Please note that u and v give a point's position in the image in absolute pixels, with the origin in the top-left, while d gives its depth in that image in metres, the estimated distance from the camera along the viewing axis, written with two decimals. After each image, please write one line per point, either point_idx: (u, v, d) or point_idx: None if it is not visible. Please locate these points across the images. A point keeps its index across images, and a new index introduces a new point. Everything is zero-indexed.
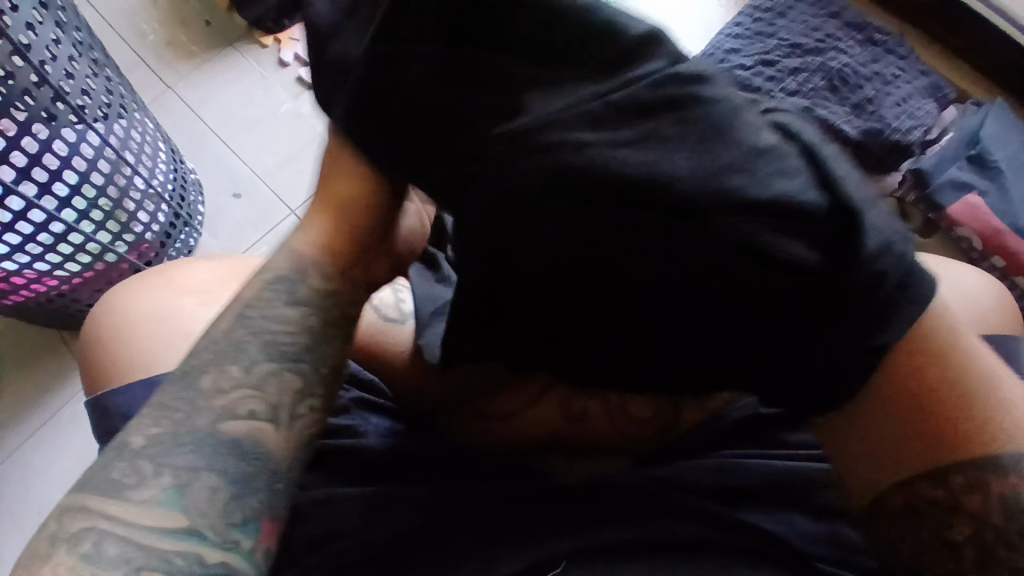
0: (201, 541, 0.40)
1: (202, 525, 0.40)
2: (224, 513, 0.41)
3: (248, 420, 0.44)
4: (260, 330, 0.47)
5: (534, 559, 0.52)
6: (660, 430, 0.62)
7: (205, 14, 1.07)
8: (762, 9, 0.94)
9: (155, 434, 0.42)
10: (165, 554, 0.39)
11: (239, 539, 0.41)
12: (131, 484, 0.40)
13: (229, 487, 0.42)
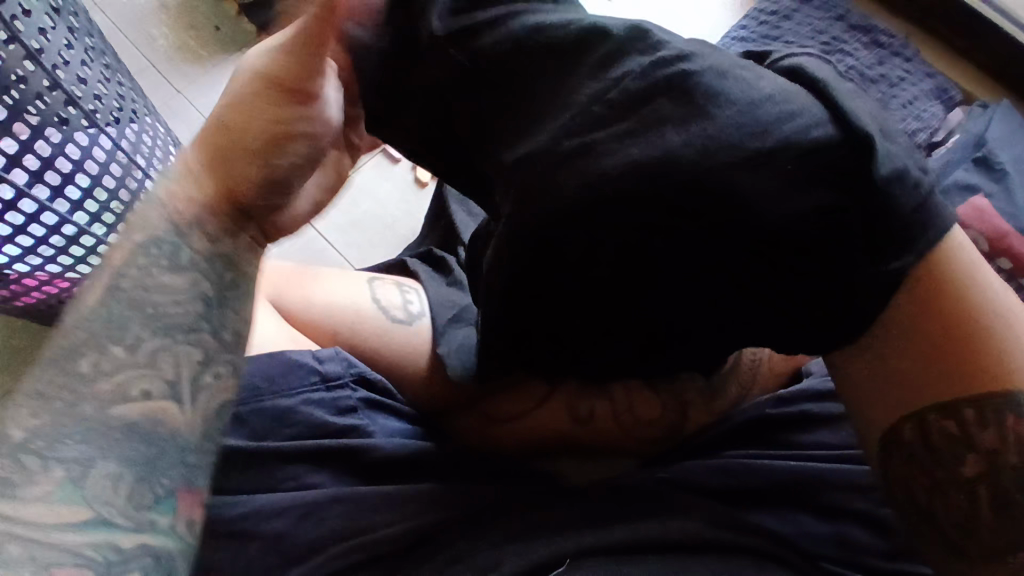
0: (116, 529, 0.42)
1: (119, 510, 0.42)
2: (144, 500, 0.43)
3: (142, 401, 0.45)
4: (145, 307, 0.47)
5: (539, 559, 0.51)
6: (667, 431, 0.65)
7: (214, 19, 1.09)
8: (767, 13, 0.94)
9: (37, 426, 0.42)
10: (74, 546, 0.41)
11: (158, 518, 0.43)
12: (21, 481, 0.41)
13: (142, 470, 0.44)
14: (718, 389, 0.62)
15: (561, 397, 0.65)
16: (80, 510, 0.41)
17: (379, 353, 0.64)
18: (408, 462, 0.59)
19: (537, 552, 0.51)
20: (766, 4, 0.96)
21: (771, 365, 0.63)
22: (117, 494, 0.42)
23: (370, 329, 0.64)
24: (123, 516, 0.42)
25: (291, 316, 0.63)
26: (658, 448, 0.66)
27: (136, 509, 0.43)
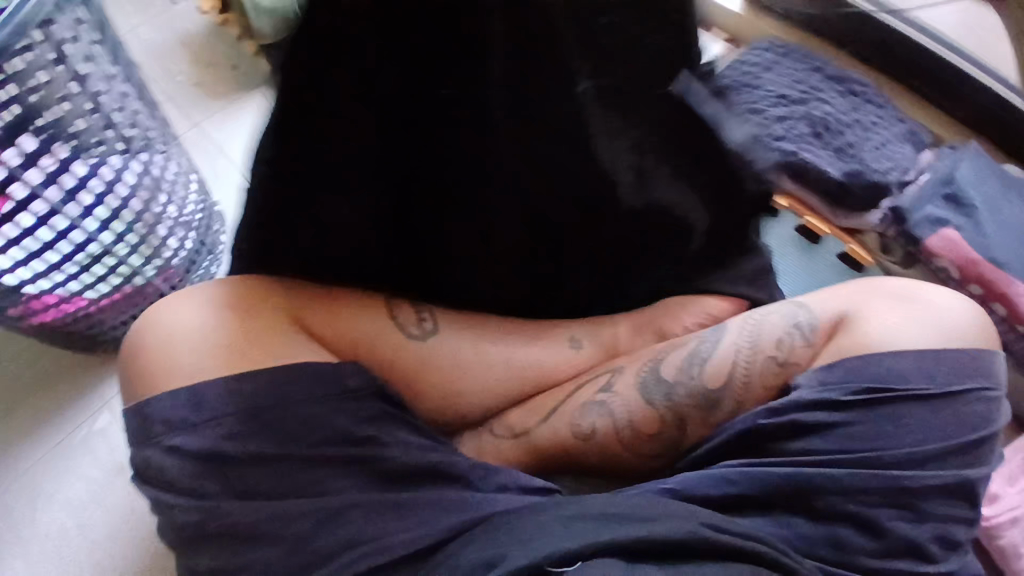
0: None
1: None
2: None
3: None
4: None
5: (546, 554, 0.53)
6: (666, 444, 0.68)
7: (231, 58, 1.18)
8: (751, 63, 1.03)
9: None
10: None
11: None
12: None
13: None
14: (713, 403, 0.66)
15: (565, 411, 0.70)
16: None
17: (396, 364, 0.68)
18: (422, 469, 0.61)
19: (547, 548, 0.54)
20: (749, 54, 1.04)
21: (762, 379, 0.65)
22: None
23: (390, 345, 0.67)
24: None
25: (307, 328, 0.66)
26: (658, 462, 0.69)
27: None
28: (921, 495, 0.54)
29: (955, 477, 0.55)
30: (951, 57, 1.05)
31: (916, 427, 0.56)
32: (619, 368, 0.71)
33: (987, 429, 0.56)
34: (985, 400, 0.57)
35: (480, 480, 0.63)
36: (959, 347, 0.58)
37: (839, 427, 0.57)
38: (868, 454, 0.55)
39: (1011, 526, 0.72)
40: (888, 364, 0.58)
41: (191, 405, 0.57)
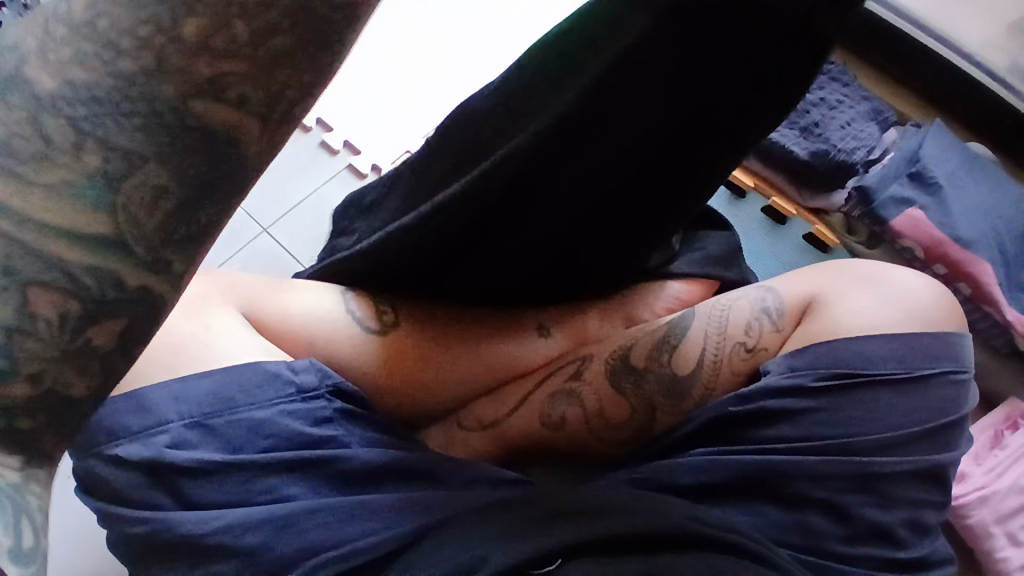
0: (129, 234, 0.28)
1: (130, 217, 0.28)
2: (161, 210, 0.28)
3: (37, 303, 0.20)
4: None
5: (519, 555, 0.51)
6: (636, 432, 0.67)
7: None
8: None
9: None
10: None
11: (152, 258, 0.29)
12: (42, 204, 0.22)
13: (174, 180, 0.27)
14: (683, 390, 0.65)
15: (534, 400, 0.68)
16: (61, 177, 0.27)
17: (358, 361, 0.65)
18: (386, 468, 0.59)
19: (525, 549, 0.52)
20: None
21: (731, 365, 0.64)
22: (60, 157, 0.26)
23: (349, 342, 0.65)
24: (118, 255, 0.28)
25: (255, 323, 0.63)
26: (627, 450, 0.68)
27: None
28: (889, 480, 0.54)
29: (924, 462, 0.54)
30: (924, 39, 1.05)
31: (884, 412, 0.55)
32: (590, 356, 0.68)
33: (955, 412, 0.56)
34: (953, 383, 0.57)
35: (447, 477, 0.61)
36: (927, 329, 0.58)
37: (808, 413, 0.56)
38: (836, 439, 0.55)
39: (980, 504, 0.73)
40: (856, 347, 0.57)
41: (132, 411, 0.52)
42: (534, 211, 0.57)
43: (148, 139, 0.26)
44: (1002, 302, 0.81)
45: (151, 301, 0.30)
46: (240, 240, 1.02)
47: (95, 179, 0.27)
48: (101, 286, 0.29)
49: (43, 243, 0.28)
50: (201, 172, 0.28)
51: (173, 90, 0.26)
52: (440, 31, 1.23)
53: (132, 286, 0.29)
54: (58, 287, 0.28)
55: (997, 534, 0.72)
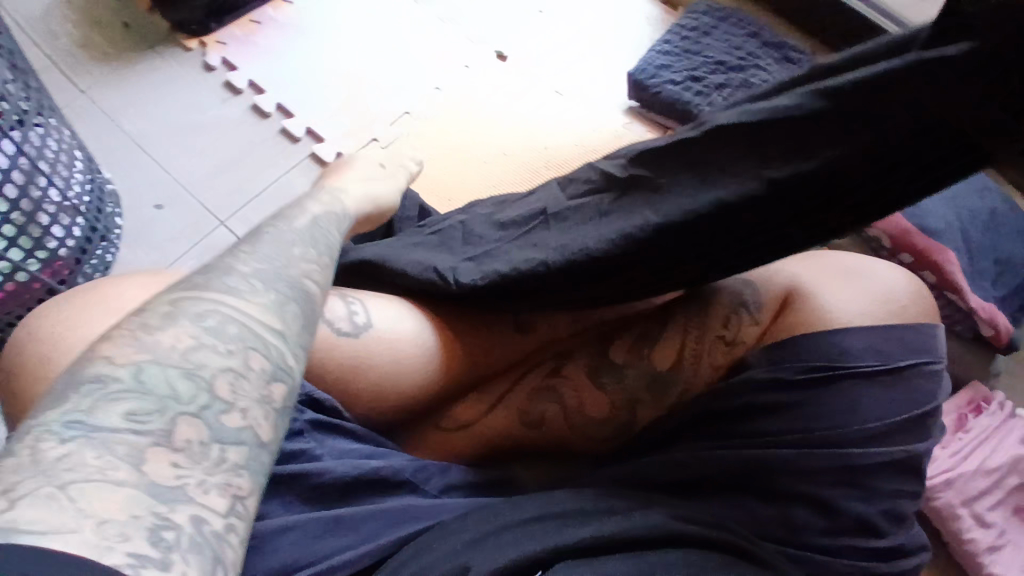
0: (281, 345, 0.48)
1: (282, 330, 0.48)
2: (298, 328, 0.50)
3: (258, 374, 0.45)
4: (221, 333, 0.45)
5: (503, 563, 0.50)
6: (617, 428, 0.66)
7: (124, 16, 1.17)
8: (688, 29, 1.19)
9: (195, 343, 0.44)
10: (260, 335, 0.47)
11: (293, 366, 0.48)
12: (245, 290, 0.49)
13: (301, 314, 0.51)
14: (665, 385, 0.64)
15: (512, 398, 0.67)
16: (252, 303, 0.48)
17: (329, 369, 0.61)
18: (364, 478, 0.57)
19: (512, 551, 0.51)
20: (688, 21, 1.20)
21: (711, 358, 0.64)
22: (256, 293, 0.49)
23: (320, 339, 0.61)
24: (270, 355, 0.46)
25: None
26: (608, 447, 0.67)
27: (162, 397, 0.40)
28: (866, 473, 0.55)
29: (901, 453, 0.55)
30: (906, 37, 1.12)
31: (862, 404, 0.56)
32: (570, 353, 0.68)
33: (930, 404, 0.57)
34: (927, 374, 0.58)
35: (423, 484, 0.59)
36: (904, 322, 0.59)
37: (787, 408, 0.56)
38: (814, 432, 0.55)
39: (945, 487, 0.79)
40: (834, 343, 0.57)
41: None
42: (713, 242, 0.53)
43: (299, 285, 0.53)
44: (965, 289, 0.84)
45: (289, 397, 0.46)
46: (199, 232, 1.02)
47: (268, 306, 0.49)
48: (260, 374, 0.45)
49: (217, 365, 0.43)
50: (307, 312, 0.51)
51: (298, 269, 0.54)
52: (408, 19, 1.21)
53: (279, 386, 0.46)
54: (233, 380, 0.43)
55: (963, 515, 0.78)
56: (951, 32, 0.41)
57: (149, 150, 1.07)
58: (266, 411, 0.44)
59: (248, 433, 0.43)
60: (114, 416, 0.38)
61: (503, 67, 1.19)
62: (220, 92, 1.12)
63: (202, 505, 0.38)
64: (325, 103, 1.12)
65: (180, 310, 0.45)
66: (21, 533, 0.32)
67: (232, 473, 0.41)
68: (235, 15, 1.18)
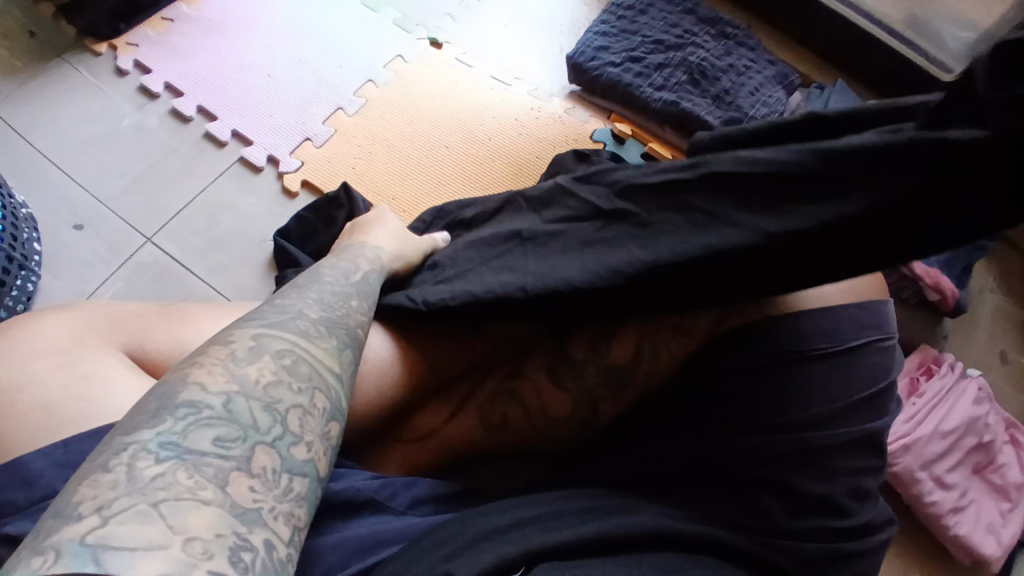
0: (340, 388, 0.45)
1: (343, 373, 0.46)
2: (353, 374, 0.48)
3: (324, 413, 0.43)
4: (291, 369, 0.43)
5: (480, 568, 0.48)
6: (581, 426, 0.64)
7: (29, 24, 1.07)
8: (624, 8, 1.17)
9: (272, 373, 0.42)
10: (323, 375, 0.45)
11: (348, 409, 0.45)
12: (315, 334, 0.47)
13: (357, 361, 0.49)
14: (623, 379, 0.62)
15: (472, 405, 0.65)
16: (319, 345, 0.46)
17: None
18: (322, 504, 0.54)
19: (488, 556, 0.49)
20: (623, 0, 1.18)
21: (669, 351, 0.61)
22: (319, 337, 0.47)
23: None
24: (332, 397, 0.44)
25: (139, 360, 0.56)
26: (571, 448, 0.65)
27: (244, 426, 0.38)
28: (831, 451, 0.55)
29: (863, 432, 0.55)
30: (837, 9, 1.15)
31: (822, 385, 0.56)
32: (529, 354, 0.66)
33: (886, 379, 0.57)
34: (880, 349, 0.58)
35: (389, 501, 0.56)
36: (854, 299, 0.59)
37: (750, 393, 0.56)
38: (775, 419, 0.55)
39: (904, 453, 0.81)
40: (791, 325, 0.57)
41: (13, 485, 0.46)
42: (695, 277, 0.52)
43: (353, 329, 0.51)
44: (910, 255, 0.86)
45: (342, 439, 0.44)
46: (124, 252, 0.95)
47: (331, 350, 0.47)
48: (323, 414, 0.43)
49: (289, 396, 0.42)
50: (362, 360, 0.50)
51: (353, 316, 0.52)
52: (334, 10, 1.15)
53: (336, 425, 0.43)
54: (301, 415, 0.41)
55: (923, 479, 0.80)
56: (962, 102, 0.39)
57: (63, 166, 0.99)
58: (327, 447, 0.42)
59: (313, 466, 0.40)
60: (204, 440, 0.37)
61: (438, 56, 1.15)
62: (135, 98, 1.05)
63: (274, 530, 0.36)
64: (251, 105, 1.06)
65: (262, 345, 0.43)
66: (117, 549, 0.30)
67: (297, 503, 0.38)
68: (145, 13, 1.10)
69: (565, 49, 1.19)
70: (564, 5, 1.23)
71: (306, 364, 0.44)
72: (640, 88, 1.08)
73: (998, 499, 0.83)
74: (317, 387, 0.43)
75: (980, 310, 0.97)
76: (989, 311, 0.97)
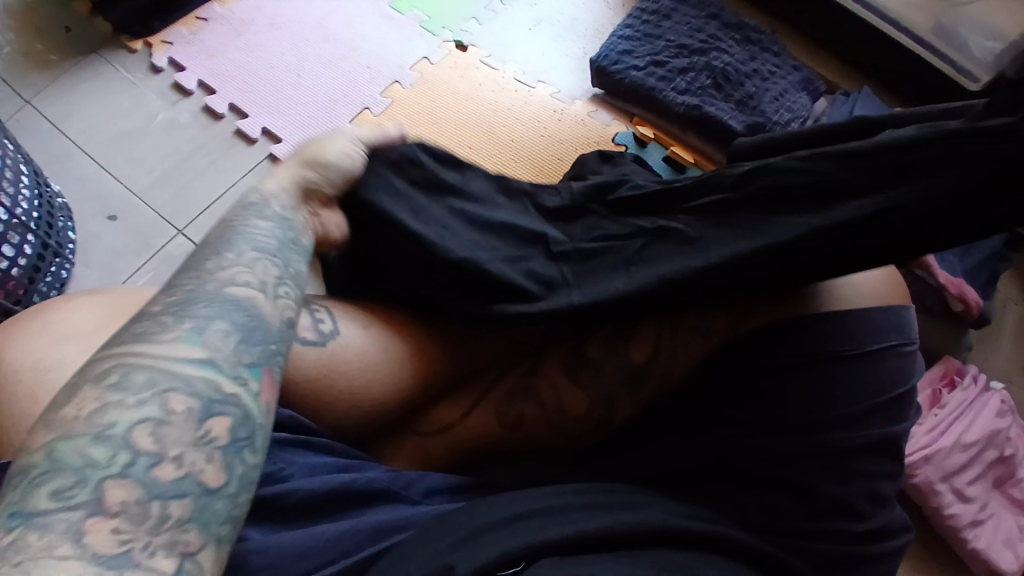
0: (209, 374, 0.42)
1: (210, 356, 0.43)
2: (229, 350, 0.44)
3: (185, 415, 0.40)
4: (132, 385, 0.40)
5: (488, 558, 0.49)
6: (595, 426, 0.65)
7: (66, 21, 1.11)
8: (649, 12, 1.17)
9: (106, 400, 0.39)
10: (183, 375, 0.41)
11: (231, 391, 0.43)
12: (155, 330, 0.43)
13: (236, 330, 0.45)
14: (640, 379, 0.62)
15: (489, 402, 0.66)
16: (167, 339, 0.42)
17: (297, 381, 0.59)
18: (339, 492, 0.54)
19: (493, 549, 0.49)
20: (648, 5, 1.18)
21: (688, 349, 0.61)
22: (167, 329, 0.43)
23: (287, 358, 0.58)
24: (196, 390, 0.41)
25: None
26: (587, 447, 0.66)
27: (80, 467, 0.37)
28: (848, 456, 0.54)
29: (880, 436, 0.55)
30: (863, 14, 1.14)
31: (839, 389, 0.55)
32: (546, 351, 0.66)
33: (905, 384, 0.57)
34: (900, 355, 0.58)
35: (404, 490, 0.57)
36: (877, 303, 0.58)
37: (762, 394, 0.56)
38: (792, 420, 0.55)
39: (924, 464, 0.80)
40: (809, 326, 0.57)
41: None
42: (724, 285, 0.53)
43: (216, 301, 0.46)
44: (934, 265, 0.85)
45: (239, 426, 0.42)
46: (154, 245, 0.97)
47: (186, 337, 0.43)
48: (187, 415, 0.40)
49: (133, 418, 0.39)
50: (239, 325, 0.45)
51: (216, 283, 0.47)
52: (362, 11, 1.18)
53: (216, 420, 0.41)
54: (155, 429, 0.39)
55: (943, 491, 0.79)
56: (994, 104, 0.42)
57: (97, 159, 1.02)
58: (209, 452, 0.40)
59: (190, 479, 0.39)
60: (42, 499, 0.35)
61: (462, 57, 1.16)
62: (168, 94, 1.08)
63: (152, 566, 0.36)
64: (280, 103, 1.08)
65: (86, 377, 0.40)
66: None
67: (179, 528, 0.38)
68: (180, 12, 1.13)
69: (588, 53, 1.20)
70: (589, 10, 1.24)
71: (142, 370, 0.41)
72: (663, 92, 1.09)
73: (1014, 512, 0.82)
74: (168, 393, 0.40)
75: (1005, 322, 0.95)
76: (1014, 323, 0.96)
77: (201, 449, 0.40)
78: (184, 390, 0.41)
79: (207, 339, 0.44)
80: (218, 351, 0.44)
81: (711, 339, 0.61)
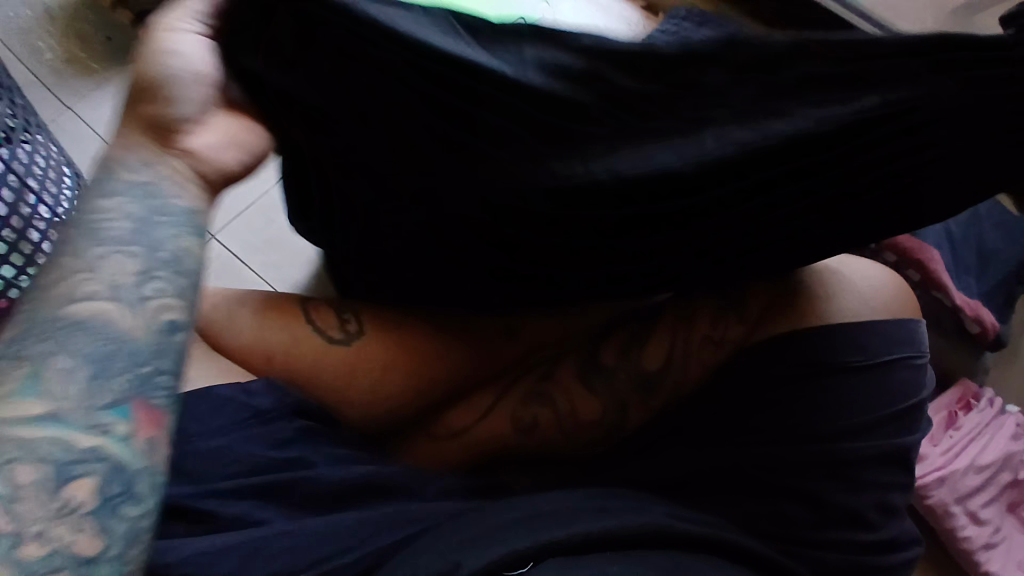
0: (59, 431, 0.36)
1: (54, 409, 0.36)
2: (79, 394, 0.37)
3: (36, 484, 0.35)
4: None
5: (497, 556, 0.50)
6: (605, 432, 0.66)
7: (106, 31, 1.16)
8: None
9: None
10: (23, 439, 0.35)
11: (91, 444, 0.36)
12: None
13: (84, 365, 0.38)
14: (650, 386, 0.64)
15: (503, 408, 0.67)
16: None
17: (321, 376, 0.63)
18: (361, 485, 0.56)
19: (499, 550, 0.50)
20: None
21: (699, 356, 0.63)
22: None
23: (307, 346, 0.63)
24: (42, 455, 0.35)
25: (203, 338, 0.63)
26: (599, 452, 0.67)
27: None
28: (857, 465, 0.55)
29: (889, 445, 0.56)
30: None
31: (844, 399, 0.56)
32: (557, 356, 0.68)
33: (915, 396, 0.58)
34: (909, 367, 0.58)
35: (422, 486, 0.59)
36: (887, 316, 0.59)
37: (772, 403, 0.57)
38: (802, 429, 0.56)
39: (938, 485, 0.79)
40: (816, 338, 0.58)
41: None
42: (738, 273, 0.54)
43: (53, 337, 0.38)
44: (950, 286, 0.86)
45: (111, 482, 0.37)
46: None
47: (17, 387, 0.36)
48: (39, 485, 0.35)
49: None
50: (92, 361, 0.38)
51: (52, 309, 0.39)
52: None
53: (81, 481, 0.36)
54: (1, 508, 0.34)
55: (957, 514, 0.79)
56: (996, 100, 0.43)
57: None
58: (76, 521, 0.35)
59: (60, 555, 0.35)
60: None
61: None
62: None
63: None
64: None
65: None
66: None
67: None
68: None
69: None
70: None
71: None
72: None
73: None
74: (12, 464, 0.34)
75: None
76: None
77: (71, 518, 0.35)
78: (27, 461, 0.35)
79: (47, 389, 0.36)
80: (60, 404, 0.36)
81: (721, 349, 0.62)
